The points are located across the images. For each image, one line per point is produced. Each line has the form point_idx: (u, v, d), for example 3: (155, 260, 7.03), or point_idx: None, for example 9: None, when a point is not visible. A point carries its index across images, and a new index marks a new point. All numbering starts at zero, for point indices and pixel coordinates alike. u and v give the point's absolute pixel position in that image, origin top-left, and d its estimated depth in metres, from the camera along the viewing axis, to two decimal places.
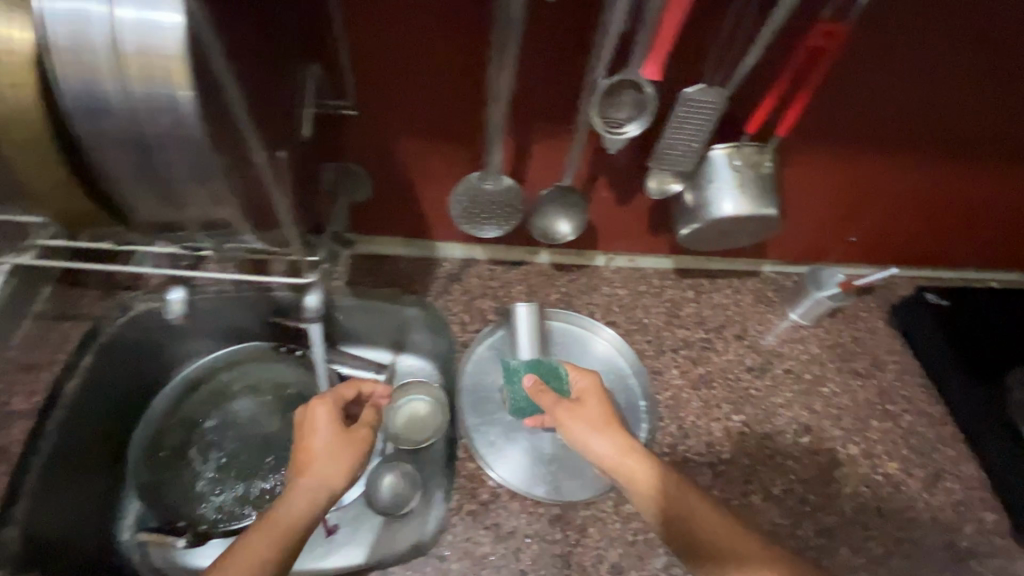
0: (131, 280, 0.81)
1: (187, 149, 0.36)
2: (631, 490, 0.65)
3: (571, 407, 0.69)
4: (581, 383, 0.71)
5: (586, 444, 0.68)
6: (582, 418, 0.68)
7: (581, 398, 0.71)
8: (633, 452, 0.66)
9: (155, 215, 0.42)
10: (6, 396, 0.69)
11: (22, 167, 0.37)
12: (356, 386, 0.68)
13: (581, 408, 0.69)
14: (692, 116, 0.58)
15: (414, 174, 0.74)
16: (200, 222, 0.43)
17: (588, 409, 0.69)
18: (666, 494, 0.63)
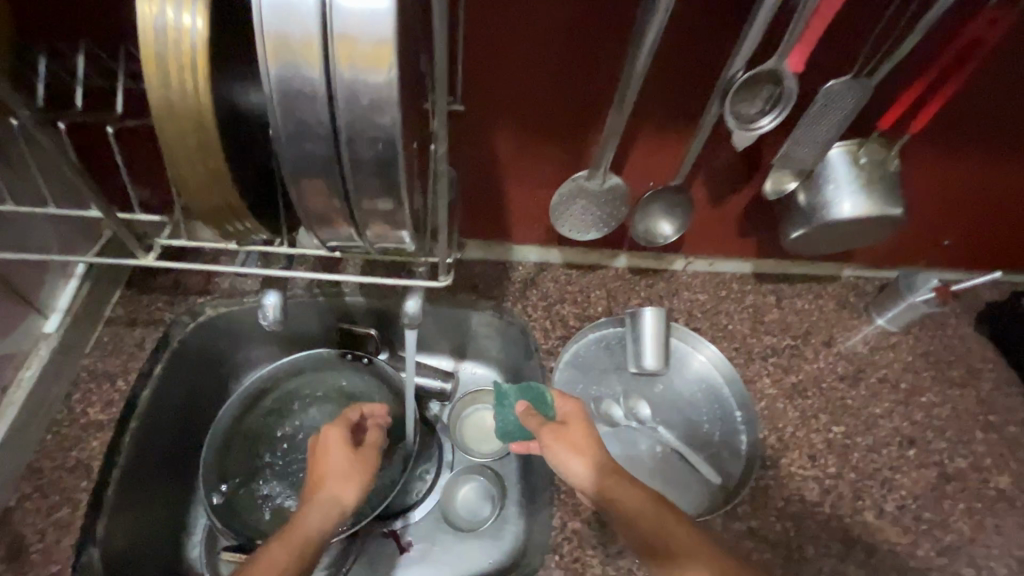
0: (202, 283, 0.76)
1: (376, 129, 0.36)
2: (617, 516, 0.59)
3: (556, 430, 0.64)
4: (565, 409, 0.67)
5: (567, 470, 0.62)
6: (566, 441, 0.64)
7: (569, 423, 0.66)
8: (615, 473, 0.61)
9: (315, 206, 0.41)
10: (82, 406, 0.67)
11: (185, 157, 0.38)
12: (358, 408, 0.71)
13: (567, 431, 0.65)
14: (830, 111, 0.54)
15: (510, 173, 0.70)
16: (360, 215, 0.42)
17: (569, 435, 0.64)
18: (642, 521, 0.58)
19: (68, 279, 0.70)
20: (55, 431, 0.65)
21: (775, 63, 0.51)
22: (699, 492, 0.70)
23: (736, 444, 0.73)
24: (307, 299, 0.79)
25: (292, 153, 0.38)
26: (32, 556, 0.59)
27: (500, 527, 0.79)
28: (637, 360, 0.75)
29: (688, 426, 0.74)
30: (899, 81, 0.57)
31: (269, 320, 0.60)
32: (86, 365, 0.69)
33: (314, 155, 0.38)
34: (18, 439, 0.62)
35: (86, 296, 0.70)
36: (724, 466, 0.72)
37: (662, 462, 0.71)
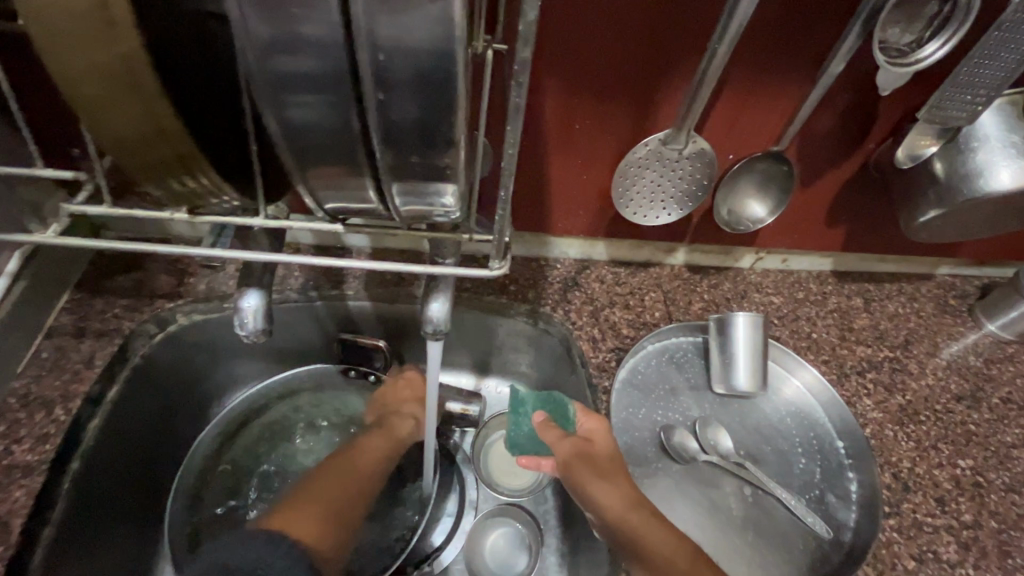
0: (171, 285, 0.61)
1: (417, 2, 0.24)
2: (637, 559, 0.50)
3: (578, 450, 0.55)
4: (586, 426, 0.55)
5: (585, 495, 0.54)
6: (584, 464, 0.54)
7: (587, 443, 0.55)
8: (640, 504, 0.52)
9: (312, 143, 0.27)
10: (9, 441, 0.51)
11: (89, 62, 0.25)
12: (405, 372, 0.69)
13: (584, 451, 0.55)
14: (1012, 37, 0.41)
15: (558, 141, 0.56)
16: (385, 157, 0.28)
17: (591, 461, 0.54)
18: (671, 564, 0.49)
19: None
20: None
21: None
22: (806, 548, 0.54)
23: (844, 485, 0.58)
24: (301, 303, 0.64)
25: (283, 43, 0.25)
26: None
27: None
28: (723, 381, 0.61)
29: (780, 460, 0.59)
30: None
31: (247, 329, 0.45)
32: (19, 388, 0.54)
33: (320, 43, 0.25)
34: None
35: (19, 297, 0.54)
36: (833, 513, 0.56)
37: (754, 507, 0.56)
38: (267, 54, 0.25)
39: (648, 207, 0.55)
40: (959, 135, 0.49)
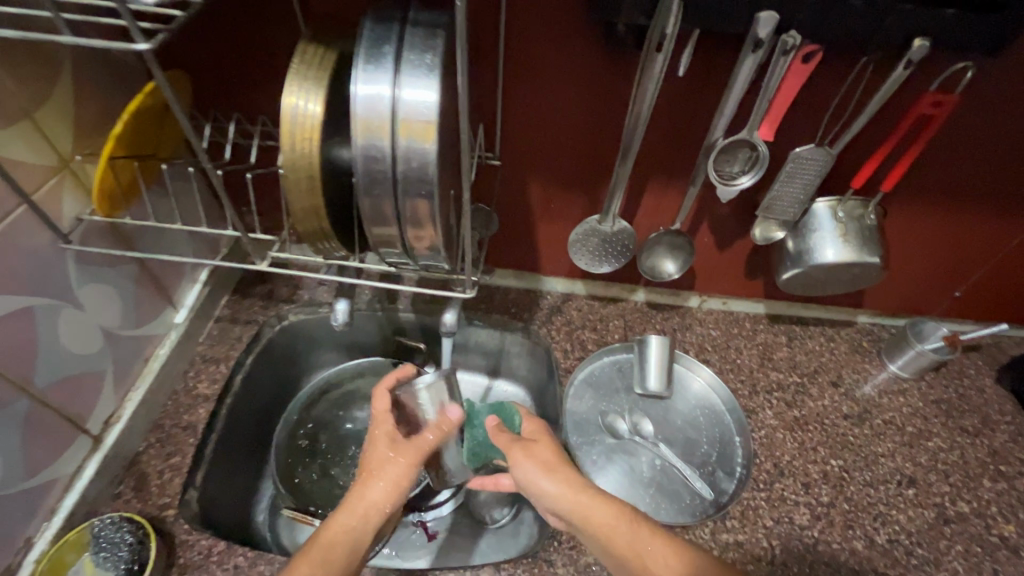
0: (289, 295, 0.94)
1: (426, 180, 0.45)
2: (589, 533, 0.59)
3: (526, 447, 0.64)
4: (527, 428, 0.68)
5: (537, 488, 0.62)
6: (528, 458, 0.63)
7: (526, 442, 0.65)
8: (586, 489, 0.60)
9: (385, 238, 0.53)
10: (194, 381, 0.84)
11: (294, 191, 0.50)
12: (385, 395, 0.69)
13: (527, 444, 0.65)
14: (802, 172, 0.65)
15: (540, 215, 0.83)
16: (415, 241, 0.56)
17: (537, 454, 0.64)
18: (617, 537, 0.57)
19: (195, 283, 0.89)
20: (176, 397, 0.82)
21: (748, 134, 0.62)
22: (694, 505, 0.77)
23: (732, 465, 0.81)
24: (368, 312, 0.95)
25: (364, 192, 0.46)
26: (152, 488, 0.73)
27: (517, 528, 0.86)
28: (642, 382, 0.86)
29: (687, 444, 0.83)
30: (866, 148, 0.66)
31: (338, 321, 0.76)
32: (200, 350, 0.87)
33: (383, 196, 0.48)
34: (150, 399, 0.78)
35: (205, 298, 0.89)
36: (718, 484, 0.80)
37: (659, 473, 0.80)
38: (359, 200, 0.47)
39: (600, 262, 0.83)
40: (799, 223, 0.72)
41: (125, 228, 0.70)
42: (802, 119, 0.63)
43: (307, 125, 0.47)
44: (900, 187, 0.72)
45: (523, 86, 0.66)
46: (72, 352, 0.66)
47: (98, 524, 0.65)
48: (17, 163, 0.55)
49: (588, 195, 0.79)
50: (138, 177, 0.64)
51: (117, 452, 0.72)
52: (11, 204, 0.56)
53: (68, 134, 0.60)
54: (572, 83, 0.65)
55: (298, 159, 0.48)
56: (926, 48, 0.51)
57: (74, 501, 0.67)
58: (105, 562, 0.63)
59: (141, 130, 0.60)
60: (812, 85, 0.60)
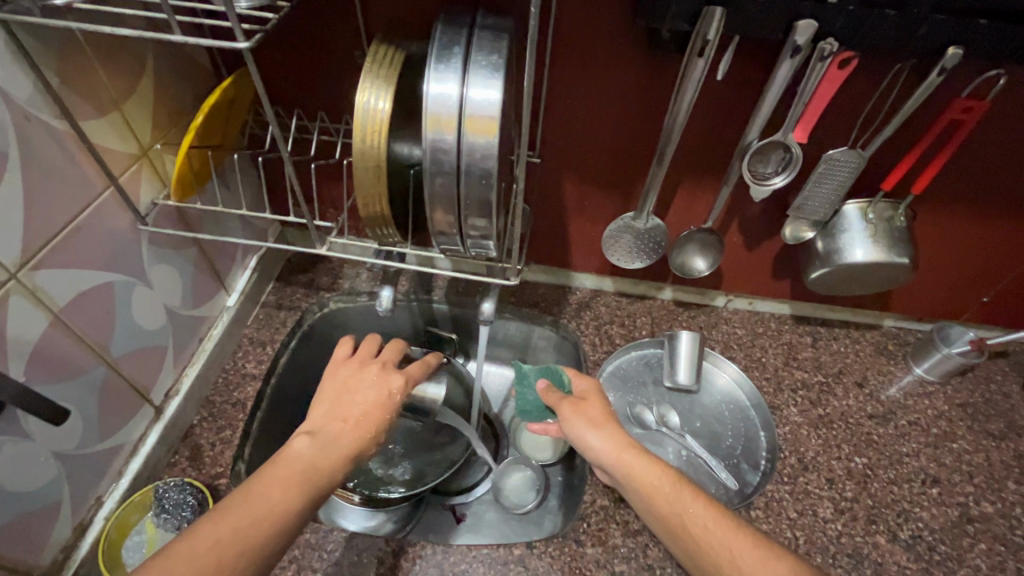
0: (331, 284, 0.98)
1: (486, 170, 0.49)
2: (630, 489, 0.62)
3: (575, 404, 0.70)
4: (582, 387, 0.74)
5: (585, 442, 0.66)
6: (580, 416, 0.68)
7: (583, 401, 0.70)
8: (630, 449, 0.64)
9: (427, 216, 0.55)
10: (243, 361, 0.88)
11: (361, 179, 0.54)
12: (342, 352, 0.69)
13: (581, 404, 0.70)
14: (834, 173, 0.68)
15: (575, 212, 0.87)
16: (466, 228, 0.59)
17: (584, 411, 0.69)
18: (658, 495, 0.60)
19: (245, 269, 0.92)
20: (226, 375, 0.86)
21: (783, 136, 0.65)
22: (720, 495, 0.80)
23: (756, 458, 0.83)
24: (404, 302, 0.98)
25: (429, 180, 0.50)
26: (206, 458, 0.77)
27: (540, 516, 0.85)
28: (670, 376, 0.89)
29: (712, 437, 0.85)
30: (896, 152, 0.68)
31: (382, 307, 0.80)
32: (248, 333, 0.91)
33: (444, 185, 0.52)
34: (204, 375, 0.83)
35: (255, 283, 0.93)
36: (743, 475, 0.82)
37: (686, 464, 0.82)
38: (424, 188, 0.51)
39: (632, 258, 0.87)
40: (829, 223, 0.75)
41: (190, 212, 0.75)
42: (835, 123, 0.65)
43: (376, 119, 0.51)
44: (930, 191, 0.74)
45: (567, 87, 0.70)
46: (142, 327, 0.71)
47: (162, 486, 0.70)
48: (106, 149, 0.61)
49: (623, 193, 0.82)
50: (208, 165, 0.69)
51: (175, 424, 0.77)
52: (100, 186, 0.61)
53: (148, 124, 0.66)
54: (615, 85, 0.69)
55: (367, 150, 0.52)
56: (959, 56, 0.54)
57: (139, 465, 0.72)
58: (167, 522, 0.68)
59: (213, 122, 0.65)
60: (846, 90, 0.62)
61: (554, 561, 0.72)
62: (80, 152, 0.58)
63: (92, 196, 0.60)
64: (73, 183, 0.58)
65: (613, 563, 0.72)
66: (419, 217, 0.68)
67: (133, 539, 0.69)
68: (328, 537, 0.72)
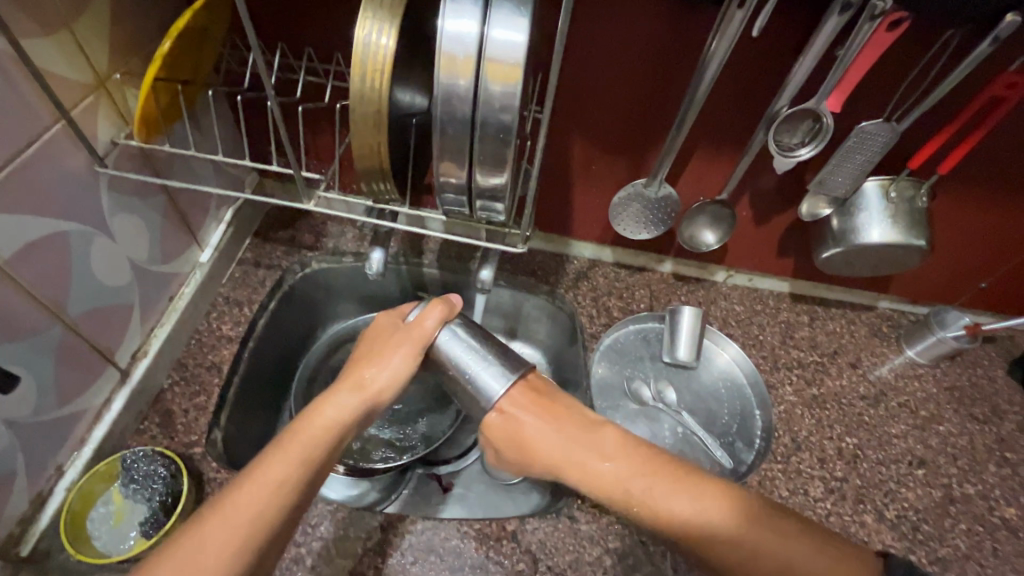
0: (313, 242, 0.90)
1: (505, 123, 0.43)
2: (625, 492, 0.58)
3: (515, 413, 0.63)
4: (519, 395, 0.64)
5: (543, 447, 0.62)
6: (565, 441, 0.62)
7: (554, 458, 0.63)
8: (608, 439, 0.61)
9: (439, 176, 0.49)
10: (218, 322, 0.81)
11: (358, 127, 0.47)
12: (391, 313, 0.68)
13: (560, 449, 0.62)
14: (862, 147, 0.64)
15: (582, 175, 0.81)
16: None
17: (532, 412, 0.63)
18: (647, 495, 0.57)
19: (219, 223, 0.85)
20: (199, 337, 0.80)
21: (815, 103, 0.61)
22: (715, 473, 0.79)
23: (752, 437, 0.82)
24: (392, 265, 0.91)
25: (440, 132, 0.45)
26: (178, 425, 0.72)
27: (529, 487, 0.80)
28: (670, 351, 0.86)
29: (708, 415, 0.84)
30: (929, 127, 0.65)
31: (372, 270, 0.73)
32: (224, 292, 0.84)
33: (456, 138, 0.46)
34: (176, 336, 0.76)
35: (230, 237, 0.85)
36: (737, 454, 0.81)
37: (681, 441, 0.81)
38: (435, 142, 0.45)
39: (638, 229, 0.82)
40: (849, 201, 0.72)
41: (157, 155, 0.67)
42: (871, 93, 0.61)
43: (378, 57, 0.45)
44: (953, 171, 0.71)
45: (586, 36, 0.63)
46: (102, 282, 0.64)
47: (130, 456, 0.65)
48: (56, 76, 0.52)
49: (635, 158, 0.77)
50: (177, 102, 0.61)
51: (143, 388, 0.71)
52: (48, 119, 0.53)
53: (105, 49, 0.57)
54: (640, 37, 0.62)
55: (367, 91, 0.46)
56: (1017, 24, 0.50)
57: (103, 433, 0.67)
58: (136, 494, 0.64)
59: (182, 51, 0.57)
60: (888, 56, 0.58)
61: (547, 537, 0.70)
62: (23, 81, 0.50)
63: (41, 132, 0.53)
64: (14, 115, 0.50)
65: (607, 539, 0.70)
66: (419, 172, 0.62)
67: (99, 509, 0.64)
68: (311, 510, 0.69)
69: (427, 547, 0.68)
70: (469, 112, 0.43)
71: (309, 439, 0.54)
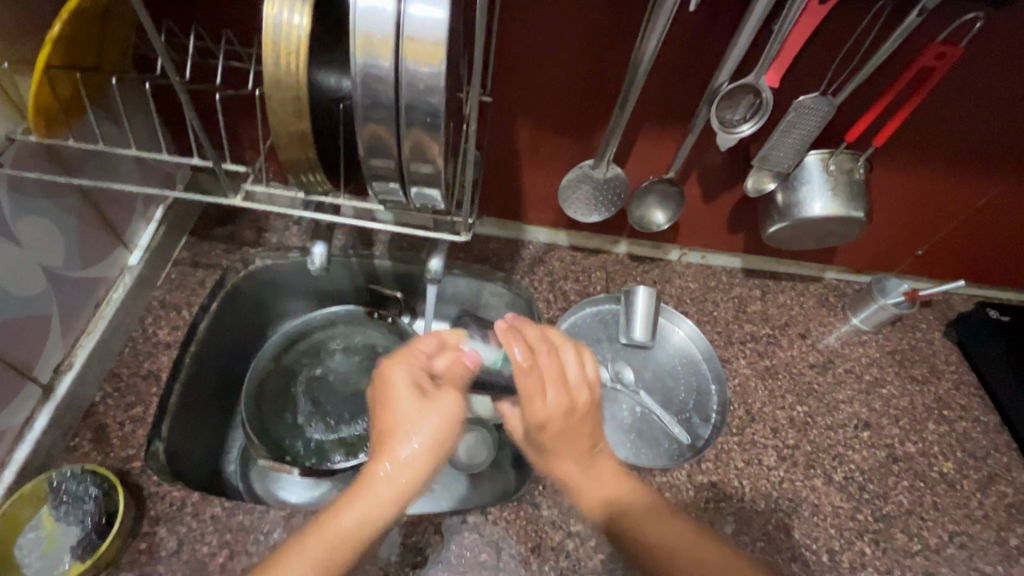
0: (255, 238, 0.85)
1: (432, 104, 0.41)
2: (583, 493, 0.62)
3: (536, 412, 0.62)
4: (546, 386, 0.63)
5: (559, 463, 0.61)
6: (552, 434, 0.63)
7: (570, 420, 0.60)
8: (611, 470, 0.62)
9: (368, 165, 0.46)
10: (153, 328, 0.75)
11: (275, 115, 0.44)
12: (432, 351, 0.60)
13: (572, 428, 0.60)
14: (801, 122, 0.64)
15: (531, 158, 0.79)
16: None
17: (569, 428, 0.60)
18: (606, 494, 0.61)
19: (148, 221, 0.79)
20: (132, 345, 0.74)
21: (755, 78, 0.60)
22: (672, 450, 0.80)
23: (708, 412, 0.84)
24: (341, 259, 0.87)
25: (365, 117, 0.42)
26: (113, 440, 0.67)
27: (492, 475, 0.81)
28: (626, 332, 0.86)
29: (666, 392, 0.85)
30: (865, 100, 0.66)
31: (315, 266, 0.69)
32: (158, 296, 0.78)
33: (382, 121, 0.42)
34: (106, 345, 0.71)
35: (162, 237, 0.79)
36: (695, 429, 0.83)
37: (640, 420, 0.82)
38: (361, 129, 0.43)
39: (591, 212, 0.81)
40: (791, 175, 0.72)
41: (65, 152, 0.62)
42: (807, 67, 0.62)
43: (291, 37, 0.41)
44: (889, 142, 0.73)
45: (525, 9, 0.61)
46: None
47: (57, 476, 0.60)
48: None
49: (582, 139, 0.75)
50: (79, 93, 0.56)
51: (70, 403, 0.67)
52: None
53: None
54: (579, 13, 0.61)
55: (282, 75, 0.42)
56: None
57: (27, 454, 0.62)
58: (68, 515, 0.60)
59: (78, 35, 0.52)
60: (823, 29, 0.58)
61: (509, 525, 0.70)
62: None
63: None
64: None
65: (569, 523, 0.70)
66: (355, 161, 0.58)
67: (27, 535, 0.60)
68: (264, 518, 0.63)
69: (388, 546, 0.67)
70: (393, 95, 0.41)
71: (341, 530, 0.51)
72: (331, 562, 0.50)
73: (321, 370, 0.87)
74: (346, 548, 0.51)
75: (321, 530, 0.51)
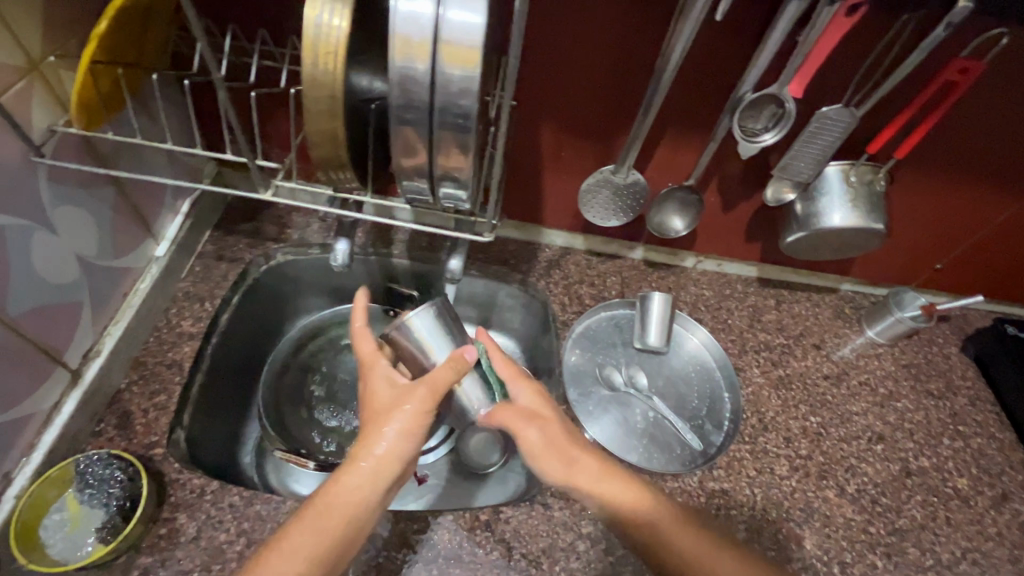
0: (278, 233, 0.86)
1: (465, 107, 0.42)
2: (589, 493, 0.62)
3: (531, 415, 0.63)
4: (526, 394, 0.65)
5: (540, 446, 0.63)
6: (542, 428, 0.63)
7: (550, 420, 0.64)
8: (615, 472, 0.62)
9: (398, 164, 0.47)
10: (178, 318, 0.77)
11: (311, 113, 0.45)
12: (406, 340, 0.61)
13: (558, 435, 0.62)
14: (823, 133, 0.65)
15: (551, 162, 0.80)
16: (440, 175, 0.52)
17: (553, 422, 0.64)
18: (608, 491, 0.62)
19: (176, 214, 0.81)
20: (157, 334, 0.76)
21: (778, 89, 0.61)
22: (684, 456, 0.81)
23: (720, 420, 0.84)
24: (361, 256, 0.88)
25: (399, 117, 0.43)
26: (136, 426, 0.68)
27: (504, 474, 0.81)
28: (640, 337, 0.87)
29: (679, 398, 0.85)
30: (889, 112, 0.66)
31: (337, 262, 0.70)
32: (183, 287, 0.80)
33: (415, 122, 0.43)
34: (132, 334, 0.73)
35: (188, 230, 0.81)
36: (707, 436, 0.83)
37: (652, 425, 0.82)
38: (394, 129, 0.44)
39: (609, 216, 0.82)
40: (811, 185, 0.72)
41: (102, 145, 0.64)
42: (831, 79, 0.62)
43: (330, 39, 0.43)
44: (911, 154, 0.73)
45: (553, 16, 0.62)
46: (44, 280, 0.61)
47: (83, 460, 0.62)
48: None
49: (603, 144, 0.76)
50: (119, 87, 0.58)
51: (97, 389, 0.68)
52: None
53: (37, 30, 0.53)
54: (605, 21, 0.62)
55: (319, 75, 0.44)
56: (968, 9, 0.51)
57: (54, 437, 0.64)
58: (93, 499, 0.62)
59: (122, 32, 0.53)
60: (848, 41, 0.59)
61: (521, 524, 0.70)
62: None
63: None
64: None
65: (580, 524, 0.71)
66: (382, 160, 0.60)
67: (53, 516, 0.61)
68: (281, 507, 0.64)
69: (401, 540, 0.67)
70: (427, 97, 0.42)
71: (337, 508, 0.54)
72: (331, 537, 0.53)
73: (338, 365, 0.89)
74: (345, 519, 0.54)
75: (320, 511, 0.53)
